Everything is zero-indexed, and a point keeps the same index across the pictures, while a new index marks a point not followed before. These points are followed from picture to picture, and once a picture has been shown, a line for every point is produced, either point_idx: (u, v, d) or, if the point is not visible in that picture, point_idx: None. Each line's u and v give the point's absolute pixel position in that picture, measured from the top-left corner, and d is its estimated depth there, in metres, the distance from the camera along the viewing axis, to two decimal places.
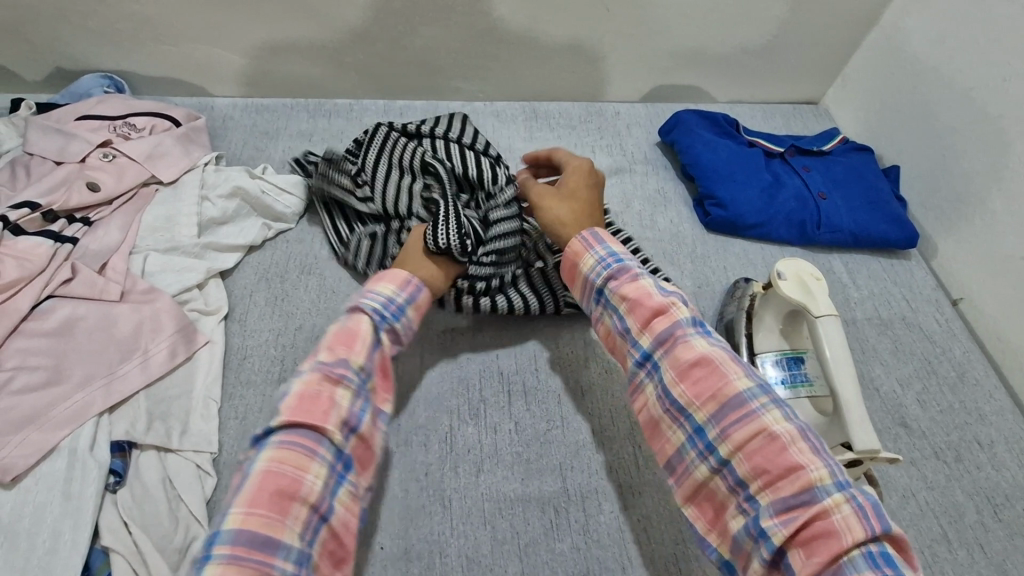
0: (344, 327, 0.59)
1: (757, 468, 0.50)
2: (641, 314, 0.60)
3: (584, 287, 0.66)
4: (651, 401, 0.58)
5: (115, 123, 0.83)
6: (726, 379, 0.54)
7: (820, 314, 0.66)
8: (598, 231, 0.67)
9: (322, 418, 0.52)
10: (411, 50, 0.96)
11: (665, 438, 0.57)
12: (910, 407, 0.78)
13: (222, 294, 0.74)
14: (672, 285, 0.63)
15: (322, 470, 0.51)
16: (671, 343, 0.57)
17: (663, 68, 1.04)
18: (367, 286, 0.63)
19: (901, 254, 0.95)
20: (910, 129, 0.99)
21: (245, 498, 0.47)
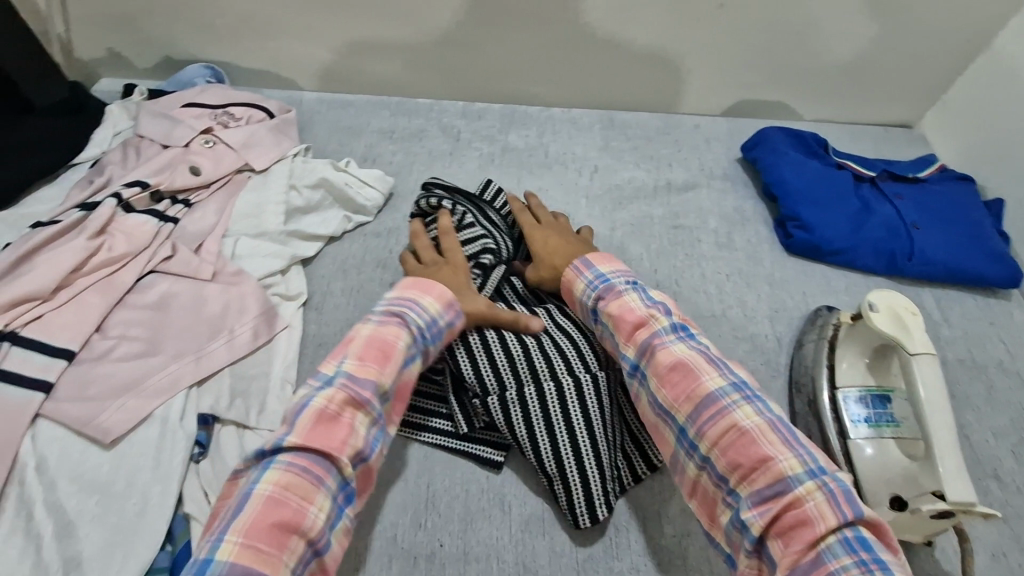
0: (377, 345, 0.61)
1: (732, 463, 0.54)
2: (625, 328, 0.65)
3: (580, 307, 0.72)
4: (643, 406, 0.63)
5: (216, 112, 0.87)
6: (700, 380, 0.59)
7: (914, 353, 0.62)
8: (588, 258, 0.73)
9: (337, 447, 0.54)
10: (495, 54, 0.97)
11: (659, 441, 0.62)
12: (1004, 460, 0.73)
13: (302, 281, 0.78)
14: (658, 296, 0.68)
15: (326, 503, 0.52)
16: (651, 352, 0.62)
17: (749, 82, 1.01)
18: (412, 299, 0.65)
19: (999, 294, 0.88)
20: (1019, 160, 0.92)
21: (242, 526, 0.49)
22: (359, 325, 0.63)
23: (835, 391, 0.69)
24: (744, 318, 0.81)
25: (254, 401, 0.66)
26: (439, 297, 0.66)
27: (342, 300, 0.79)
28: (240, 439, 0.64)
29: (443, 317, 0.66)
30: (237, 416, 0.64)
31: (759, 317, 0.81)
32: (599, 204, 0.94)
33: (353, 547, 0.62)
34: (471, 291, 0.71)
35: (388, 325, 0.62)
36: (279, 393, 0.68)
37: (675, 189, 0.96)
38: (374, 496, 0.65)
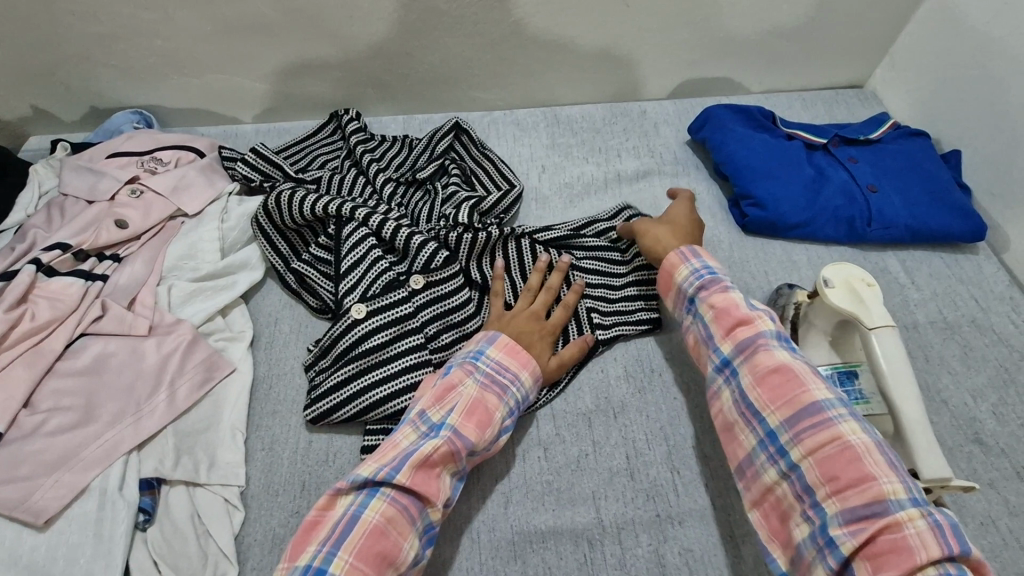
0: (481, 403, 0.60)
1: (828, 475, 0.50)
2: (727, 322, 0.62)
3: (676, 298, 0.69)
4: (726, 404, 0.60)
5: (142, 158, 0.84)
6: (805, 388, 0.55)
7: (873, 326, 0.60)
8: (697, 248, 0.70)
9: (435, 495, 0.55)
10: (427, 63, 0.94)
11: (737, 441, 0.58)
12: (985, 421, 0.70)
13: (245, 320, 0.77)
14: (762, 301, 0.64)
15: (416, 541, 0.54)
16: (752, 351, 0.59)
17: (690, 61, 0.98)
18: (514, 368, 0.64)
19: (966, 248, 0.86)
20: (973, 108, 0.89)
21: (350, 544, 0.51)
22: (461, 371, 0.62)
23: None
24: None
25: (202, 456, 0.65)
26: (533, 373, 0.65)
27: (291, 337, 0.77)
28: (191, 496, 0.63)
29: (530, 394, 0.65)
30: (184, 475, 0.63)
31: None
32: (549, 205, 0.91)
33: None
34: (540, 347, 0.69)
35: (491, 388, 0.62)
36: (229, 443, 0.67)
37: (626, 180, 0.93)
38: None
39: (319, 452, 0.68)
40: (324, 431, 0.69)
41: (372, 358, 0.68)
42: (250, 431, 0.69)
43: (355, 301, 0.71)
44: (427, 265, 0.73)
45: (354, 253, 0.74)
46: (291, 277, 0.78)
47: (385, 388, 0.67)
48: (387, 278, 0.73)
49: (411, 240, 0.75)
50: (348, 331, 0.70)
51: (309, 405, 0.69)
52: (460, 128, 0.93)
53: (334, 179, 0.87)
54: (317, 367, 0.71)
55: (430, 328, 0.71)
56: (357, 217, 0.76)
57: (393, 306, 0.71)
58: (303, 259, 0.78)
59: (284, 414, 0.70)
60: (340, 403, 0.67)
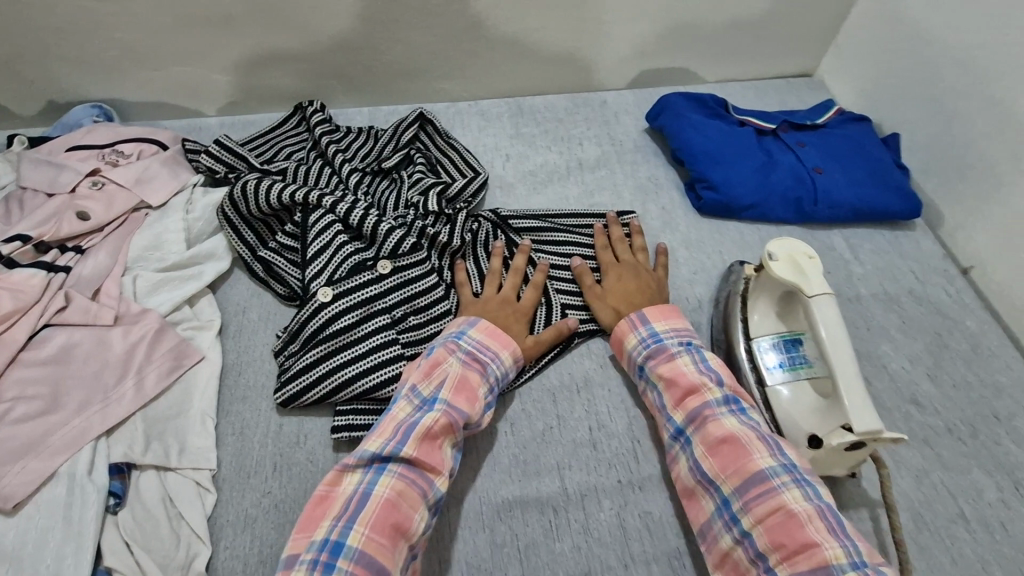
0: (466, 378, 0.64)
1: (775, 542, 0.54)
2: (677, 392, 0.66)
3: (628, 362, 0.72)
4: (683, 471, 0.63)
5: (103, 152, 0.84)
6: (752, 457, 0.59)
7: (812, 294, 0.64)
8: (645, 312, 0.72)
9: (438, 463, 0.59)
10: (391, 55, 0.96)
11: (697, 506, 0.61)
12: (922, 384, 0.76)
13: (213, 310, 0.77)
14: (711, 363, 0.68)
15: (427, 512, 0.57)
16: (702, 421, 0.63)
17: (648, 52, 1.02)
18: (494, 347, 0.67)
19: (906, 225, 0.91)
20: (910, 94, 0.94)
21: (365, 520, 0.54)
22: (443, 351, 0.66)
23: (749, 343, 0.71)
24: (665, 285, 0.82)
25: (172, 442, 0.66)
26: (515, 352, 0.69)
27: (259, 325, 0.78)
28: (162, 481, 0.64)
29: (512, 371, 0.69)
30: (155, 459, 0.64)
31: (679, 281, 0.83)
32: (513, 193, 0.94)
33: None
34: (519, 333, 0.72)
35: (473, 365, 0.66)
36: (200, 429, 0.67)
37: (588, 167, 0.96)
38: None
39: (289, 435, 0.69)
40: (294, 415, 0.71)
41: (341, 339, 0.70)
42: (220, 417, 0.70)
43: (322, 285, 0.73)
44: (394, 251, 0.76)
45: (320, 239, 0.76)
46: (258, 266, 0.79)
47: (355, 367, 0.69)
48: (353, 261, 0.74)
49: (379, 226, 0.76)
50: (316, 313, 0.71)
51: (279, 388, 0.70)
52: (425, 118, 0.95)
53: (300, 170, 0.88)
54: (287, 352, 0.73)
55: (397, 311, 0.73)
56: (323, 205, 0.78)
57: (359, 288, 0.72)
58: (270, 247, 0.80)
59: (254, 399, 0.72)
60: (310, 385, 0.69)
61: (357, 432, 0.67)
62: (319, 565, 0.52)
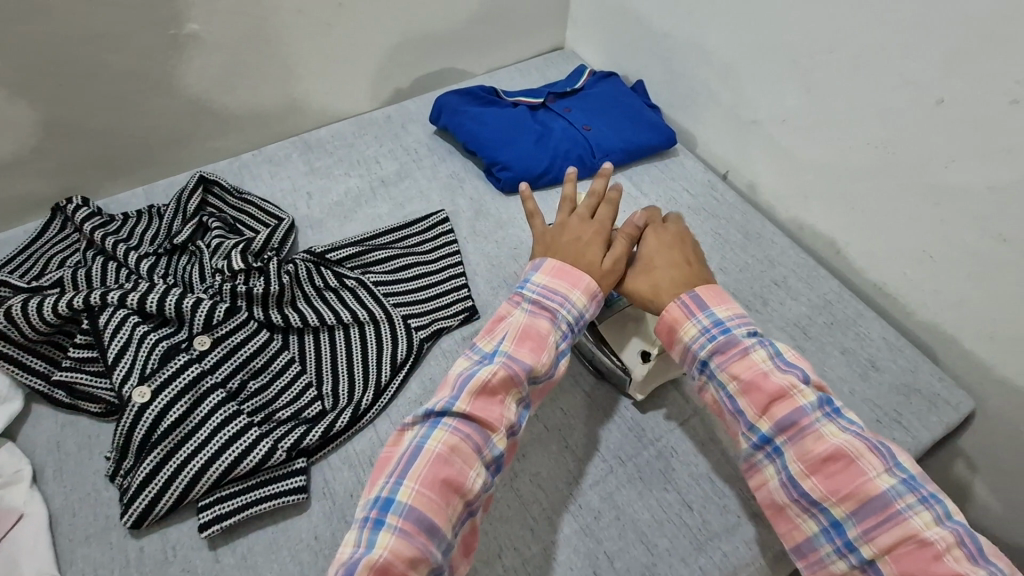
0: (533, 328, 0.62)
1: (907, 574, 0.51)
2: (760, 399, 0.59)
3: (684, 355, 0.65)
4: (772, 484, 0.59)
5: None
6: (865, 475, 0.55)
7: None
8: (700, 294, 0.65)
9: (496, 420, 0.57)
10: (146, 126, 0.90)
11: (793, 524, 0.59)
12: (717, 277, 0.90)
13: (17, 457, 0.67)
14: (789, 356, 0.62)
15: (483, 469, 0.56)
16: (797, 431, 0.57)
17: (411, 60, 1.07)
18: (563, 289, 0.65)
19: (671, 153, 1.06)
20: (638, 44, 1.10)
21: (415, 475, 0.53)
22: (511, 303, 0.65)
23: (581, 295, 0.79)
24: (493, 268, 0.88)
25: None
26: (588, 290, 0.65)
27: (81, 454, 0.69)
28: None
29: (587, 312, 0.66)
30: None
31: (503, 260, 0.88)
32: (325, 228, 0.93)
33: None
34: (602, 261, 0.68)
35: (539, 314, 0.64)
36: None
37: (391, 182, 0.99)
38: None
39: (155, 554, 0.63)
40: (154, 531, 0.64)
41: (177, 434, 0.65)
42: (64, 569, 0.62)
43: (135, 385, 0.66)
44: (207, 322, 0.72)
45: (118, 338, 0.69)
46: (59, 392, 0.71)
47: (202, 455, 0.65)
48: (163, 348, 0.69)
49: (182, 304, 0.72)
50: (140, 417, 0.65)
51: (124, 511, 0.63)
52: (208, 180, 0.91)
53: (77, 275, 0.79)
54: (122, 470, 0.66)
55: (232, 381, 0.70)
56: (111, 302, 0.71)
57: (179, 374, 0.67)
58: (65, 367, 0.71)
59: (100, 534, 0.64)
60: (158, 493, 0.63)
61: (229, 520, 0.63)
62: (369, 522, 0.51)
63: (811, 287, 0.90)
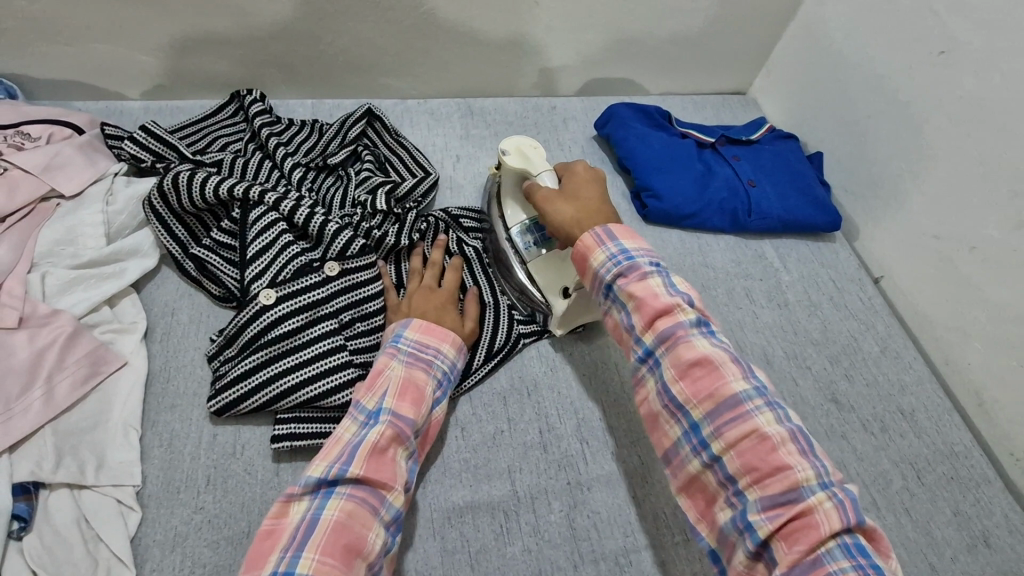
0: (410, 383, 0.61)
1: (749, 466, 0.52)
2: (647, 312, 0.59)
3: (593, 281, 0.65)
4: (651, 395, 0.59)
5: (5, 133, 0.76)
6: (724, 379, 0.55)
7: (539, 173, 0.75)
8: (611, 228, 0.65)
9: (391, 478, 0.54)
10: (338, 49, 0.92)
11: (663, 432, 0.59)
12: (840, 383, 0.83)
13: (137, 311, 0.71)
14: (682, 284, 0.62)
15: (382, 527, 0.53)
16: (673, 342, 0.58)
17: (596, 61, 1.04)
18: (432, 347, 0.64)
19: (826, 237, 0.99)
20: (830, 116, 1.02)
21: (314, 547, 0.49)
22: (384, 357, 0.62)
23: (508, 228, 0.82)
24: None
25: (89, 456, 0.60)
26: (455, 342, 0.66)
27: (190, 328, 0.72)
28: (76, 500, 0.58)
29: (457, 363, 0.67)
30: (68, 476, 0.58)
31: None
32: (463, 194, 0.93)
33: None
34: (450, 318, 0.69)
35: (416, 366, 0.62)
36: (120, 442, 0.62)
37: None
38: (247, 530, 0.60)
39: (225, 445, 0.65)
40: (231, 424, 0.66)
41: (284, 344, 0.67)
42: (146, 428, 0.64)
43: (264, 287, 0.69)
44: (342, 252, 0.73)
45: (262, 237, 0.72)
46: (190, 264, 0.74)
47: (300, 373, 0.66)
48: (299, 263, 0.71)
49: (326, 226, 0.74)
50: (257, 317, 0.67)
51: (212, 396, 0.65)
52: (373, 114, 0.92)
53: (237, 162, 0.82)
54: (222, 356, 0.68)
55: (345, 315, 0.70)
56: (265, 202, 0.74)
57: (305, 291, 0.69)
58: (203, 245, 0.74)
59: (185, 408, 0.66)
60: (248, 392, 0.65)
61: (300, 441, 0.64)
62: None
63: (941, 432, 0.81)
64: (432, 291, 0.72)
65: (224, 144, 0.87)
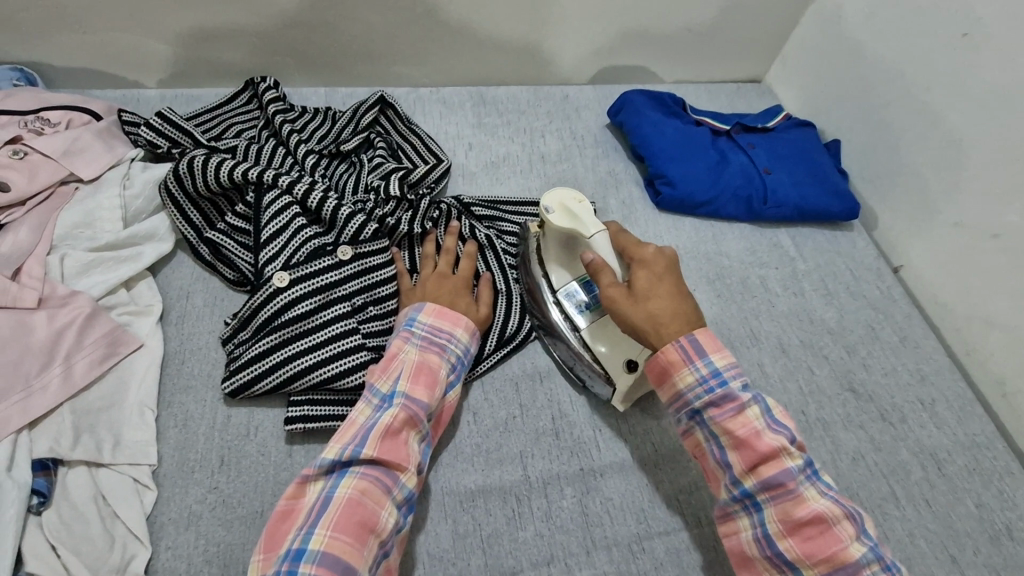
0: (424, 367, 0.61)
1: None
2: (748, 455, 0.56)
3: (675, 399, 0.61)
4: (744, 535, 0.57)
5: (26, 118, 0.77)
6: (840, 541, 0.54)
7: (594, 237, 0.68)
8: (698, 338, 0.60)
9: (404, 459, 0.55)
10: (350, 36, 0.92)
11: (757, 572, 0.57)
12: (858, 372, 0.81)
13: (153, 294, 0.72)
14: (778, 414, 0.59)
15: (395, 507, 0.53)
16: (782, 493, 0.55)
17: (610, 48, 1.03)
18: (447, 333, 0.64)
19: (843, 226, 0.97)
20: (849, 103, 1.01)
21: (328, 523, 0.50)
22: (398, 341, 0.63)
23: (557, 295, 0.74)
24: None
25: (106, 435, 0.60)
26: (468, 328, 0.66)
27: (204, 311, 0.73)
28: (94, 478, 0.59)
29: (471, 348, 0.66)
30: (85, 454, 0.58)
31: None
32: (475, 182, 0.93)
33: (239, 572, 0.57)
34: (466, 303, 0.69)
35: (430, 350, 0.62)
36: (137, 422, 0.62)
37: (550, 160, 0.97)
38: (261, 510, 0.61)
39: (239, 426, 0.65)
40: (244, 405, 0.67)
41: (298, 327, 0.67)
42: (161, 408, 0.65)
43: (277, 269, 0.69)
44: (355, 236, 0.73)
45: (277, 221, 0.72)
46: (205, 248, 0.75)
47: (313, 355, 0.66)
48: (313, 245, 0.71)
49: (339, 210, 0.74)
50: (271, 299, 0.68)
51: (227, 377, 0.66)
52: (386, 102, 0.92)
53: (251, 148, 0.83)
54: (236, 339, 0.69)
55: (357, 298, 0.71)
56: (280, 185, 0.74)
57: (318, 274, 0.69)
58: (218, 229, 0.75)
59: (199, 389, 0.67)
60: (262, 374, 0.65)
61: (313, 423, 0.64)
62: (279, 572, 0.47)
63: (961, 422, 0.79)
64: (445, 276, 0.72)
65: (239, 130, 0.88)
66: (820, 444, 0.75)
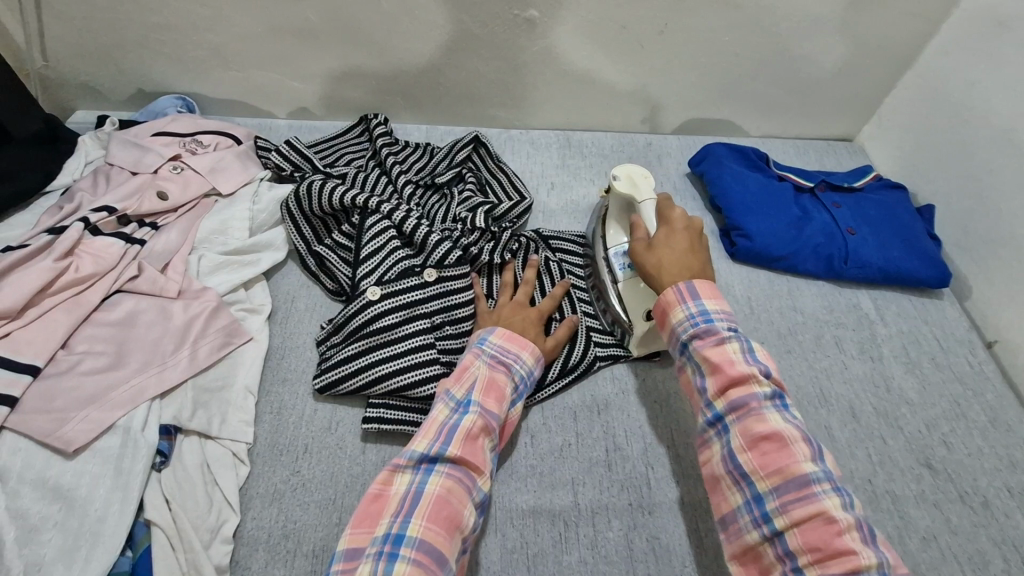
0: (494, 380, 0.66)
1: (808, 544, 0.50)
2: (721, 378, 0.58)
3: (670, 336, 0.65)
4: (713, 460, 0.59)
5: (184, 140, 0.92)
6: (793, 456, 0.54)
7: (643, 203, 0.78)
8: (695, 284, 0.64)
9: (483, 461, 0.60)
10: (456, 81, 1.02)
11: (721, 496, 0.58)
12: (936, 448, 0.77)
13: (265, 295, 0.82)
14: (761, 351, 0.60)
15: (474, 507, 0.58)
16: (746, 412, 0.56)
17: (697, 102, 1.07)
18: (515, 352, 0.69)
19: (932, 293, 0.94)
20: (948, 170, 0.97)
21: (422, 514, 0.55)
22: (470, 356, 0.68)
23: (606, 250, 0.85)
24: None
25: (216, 413, 0.70)
26: (535, 352, 0.71)
27: (305, 314, 0.83)
28: (202, 448, 0.68)
29: (535, 371, 0.71)
30: (199, 426, 0.68)
31: None
32: (554, 219, 0.98)
33: (310, 549, 0.64)
34: (533, 333, 0.74)
35: (499, 367, 0.68)
36: (241, 404, 0.72)
37: None
38: (333, 497, 0.68)
39: (323, 420, 0.73)
40: (329, 402, 0.75)
41: (381, 338, 0.74)
42: (261, 395, 0.74)
43: (371, 284, 0.78)
44: (440, 261, 0.81)
45: (375, 241, 0.81)
46: (312, 259, 0.85)
47: (393, 364, 0.73)
48: (402, 266, 0.79)
49: (429, 236, 0.82)
50: (363, 309, 0.76)
51: (318, 375, 0.74)
52: (479, 141, 1.01)
53: (359, 176, 0.93)
54: (329, 342, 0.78)
55: (437, 317, 0.78)
56: (381, 211, 0.84)
57: (406, 291, 0.77)
58: (325, 244, 0.85)
59: (294, 383, 0.76)
60: (347, 375, 0.73)
61: (387, 425, 0.71)
62: (382, 553, 0.52)
63: None
64: (521, 304, 0.77)
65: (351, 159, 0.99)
66: (887, 517, 0.71)
